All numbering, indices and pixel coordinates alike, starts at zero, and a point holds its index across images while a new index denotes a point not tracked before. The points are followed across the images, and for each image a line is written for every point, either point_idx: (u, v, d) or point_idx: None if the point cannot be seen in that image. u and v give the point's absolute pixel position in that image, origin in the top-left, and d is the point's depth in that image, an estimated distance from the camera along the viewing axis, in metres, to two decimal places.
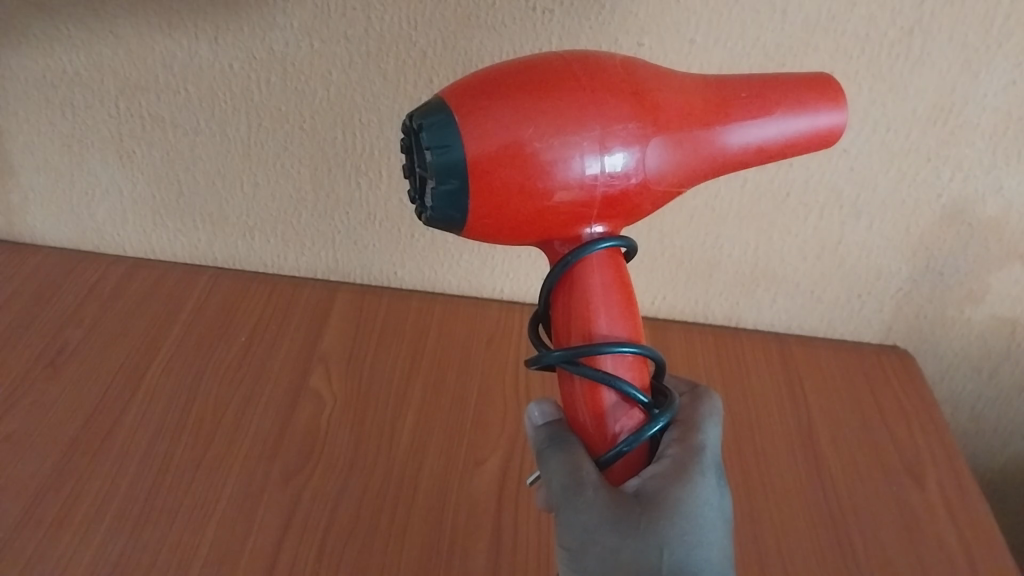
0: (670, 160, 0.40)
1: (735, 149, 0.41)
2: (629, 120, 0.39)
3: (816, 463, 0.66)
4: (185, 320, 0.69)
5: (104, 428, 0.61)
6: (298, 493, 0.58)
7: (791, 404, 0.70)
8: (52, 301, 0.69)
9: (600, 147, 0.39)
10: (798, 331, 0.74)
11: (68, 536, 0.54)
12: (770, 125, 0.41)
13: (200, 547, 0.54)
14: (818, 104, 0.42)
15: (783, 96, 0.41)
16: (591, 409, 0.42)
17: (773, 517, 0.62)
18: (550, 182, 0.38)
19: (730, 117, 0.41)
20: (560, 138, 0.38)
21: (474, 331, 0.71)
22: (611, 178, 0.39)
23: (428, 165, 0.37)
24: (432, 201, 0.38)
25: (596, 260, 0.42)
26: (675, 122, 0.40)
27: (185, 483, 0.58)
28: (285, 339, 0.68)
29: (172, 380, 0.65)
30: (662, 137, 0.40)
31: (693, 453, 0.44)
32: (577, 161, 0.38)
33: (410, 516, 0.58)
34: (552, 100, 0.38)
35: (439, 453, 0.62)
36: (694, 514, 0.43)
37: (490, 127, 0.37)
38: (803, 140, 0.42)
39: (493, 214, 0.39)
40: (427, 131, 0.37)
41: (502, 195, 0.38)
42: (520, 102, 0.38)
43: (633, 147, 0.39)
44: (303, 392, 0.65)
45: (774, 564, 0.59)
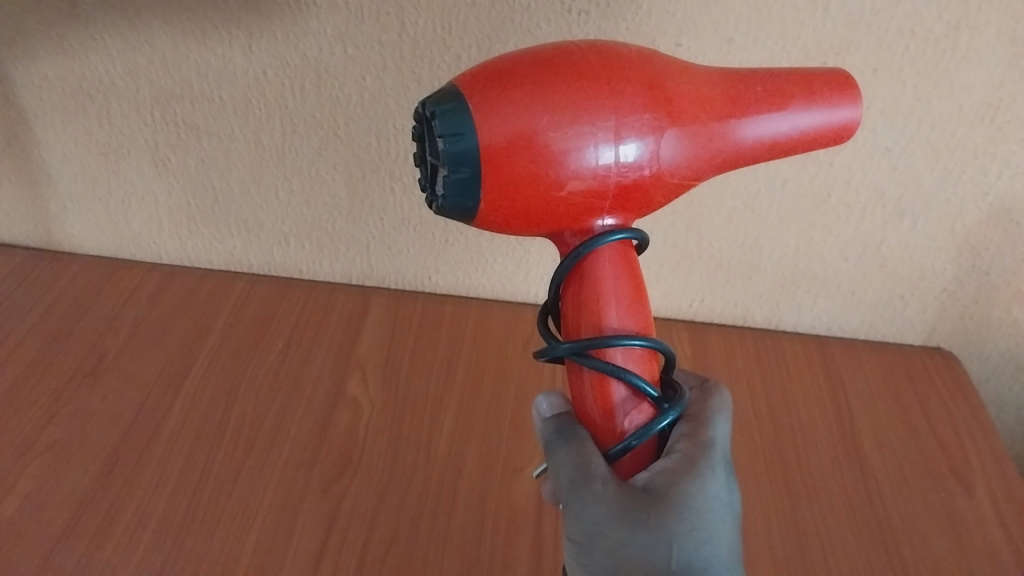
0: (685, 153, 0.40)
1: (748, 142, 0.40)
2: (642, 110, 0.38)
3: (859, 468, 0.64)
4: (223, 326, 0.69)
5: (145, 435, 0.61)
6: (338, 501, 0.58)
7: (833, 406, 0.68)
8: (92, 308, 0.70)
9: (614, 137, 0.38)
10: (840, 333, 0.73)
11: (113, 544, 0.54)
12: (785, 119, 0.40)
13: (242, 556, 0.54)
14: (832, 99, 0.41)
15: (797, 90, 0.41)
16: (605, 402, 0.41)
17: (818, 524, 0.61)
18: (562, 171, 0.38)
19: (745, 110, 0.40)
20: (572, 127, 0.37)
21: (506, 334, 0.70)
22: (624, 169, 0.39)
23: (440, 152, 0.37)
24: (443, 189, 0.38)
25: (607, 253, 0.41)
26: (690, 113, 0.39)
27: (227, 491, 0.58)
28: (321, 344, 0.68)
29: (209, 387, 0.65)
30: (676, 128, 0.39)
31: (701, 449, 0.43)
32: (590, 151, 0.38)
33: (449, 523, 0.57)
34: (565, 89, 0.37)
35: (476, 457, 0.61)
36: (703, 510, 0.42)
37: (504, 115, 0.37)
38: (816, 136, 0.41)
39: (505, 202, 0.38)
40: (440, 118, 0.36)
41: (513, 183, 0.38)
42: (533, 91, 0.37)
43: (646, 138, 0.38)
44: (341, 398, 0.65)
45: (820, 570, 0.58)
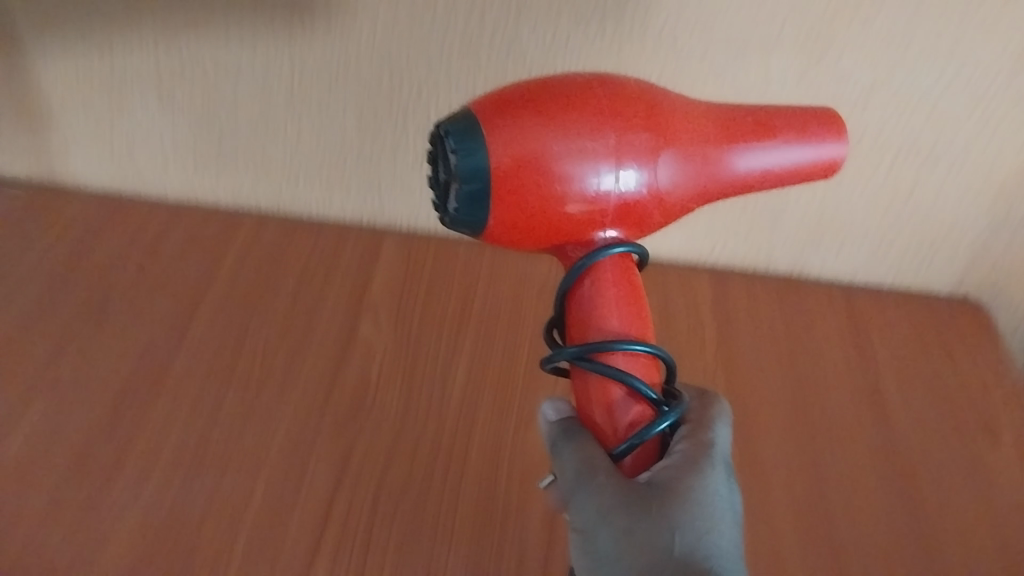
0: (682, 179, 0.38)
1: (742, 174, 0.39)
2: (640, 134, 0.37)
3: (884, 422, 0.63)
4: (231, 266, 0.67)
5: (153, 376, 0.60)
6: (350, 446, 0.56)
7: (856, 355, 0.67)
8: (97, 246, 0.68)
9: (611, 162, 0.37)
10: (864, 282, 0.71)
11: (122, 485, 0.53)
12: (779, 153, 0.39)
13: (253, 499, 0.53)
14: (825, 134, 0.39)
15: (795, 124, 0.39)
16: (607, 407, 0.39)
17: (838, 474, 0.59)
18: (560, 194, 0.37)
19: (742, 141, 0.39)
20: (568, 151, 0.36)
21: (522, 278, 0.68)
22: (622, 193, 0.38)
23: (453, 168, 0.35)
24: (456, 203, 0.36)
25: (609, 266, 0.40)
26: (687, 140, 0.38)
27: (237, 434, 0.57)
28: (333, 284, 0.66)
29: (218, 327, 0.63)
30: (674, 154, 0.38)
31: (702, 450, 0.40)
32: (587, 175, 0.37)
33: (462, 473, 0.56)
34: (564, 115, 0.36)
35: (490, 403, 0.60)
36: (705, 501, 0.39)
37: (504, 137, 0.36)
38: (813, 171, 0.40)
39: (506, 221, 0.37)
40: (452, 136, 0.36)
41: (513, 202, 0.36)
42: (534, 115, 0.36)
43: (643, 164, 0.37)
44: (353, 341, 0.63)
45: (841, 521, 0.56)
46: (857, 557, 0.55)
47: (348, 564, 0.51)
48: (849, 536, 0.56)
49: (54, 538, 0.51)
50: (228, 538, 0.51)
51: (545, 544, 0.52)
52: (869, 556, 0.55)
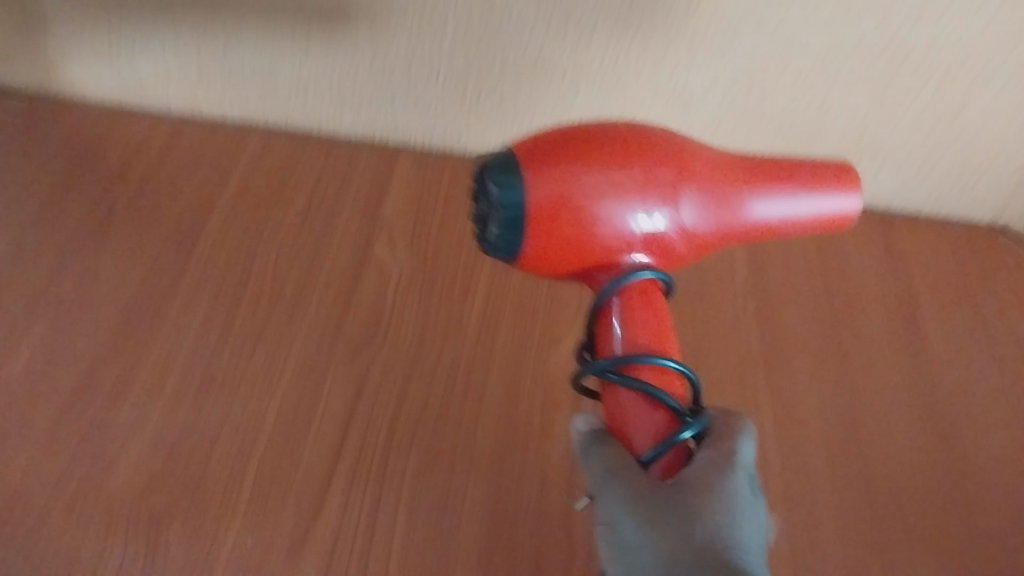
0: (706, 222, 0.38)
1: (762, 223, 0.39)
2: (662, 179, 0.37)
3: (919, 355, 0.60)
4: (239, 182, 0.63)
5: (159, 293, 0.55)
6: (368, 367, 0.53)
7: (893, 284, 0.64)
8: (96, 159, 0.64)
9: (632, 206, 0.37)
10: (899, 209, 0.67)
11: (129, 404, 0.49)
12: (796, 205, 0.39)
13: (268, 419, 0.49)
14: (841, 189, 0.39)
15: (815, 176, 0.39)
16: (634, 425, 0.36)
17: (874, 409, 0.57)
18: (582, 232, 0.37)
19: (761, 189, 0.38)
20: (591, 194, 0.36)
21: None
22: (642, 236, 0.37)
23: (492, 195, 0.35)
24: (496, 230, 0.36)
25: (636, 294, 0.38)
26: (708, 185, 0.38)
27: (248, 353, 0.53)
28: (346, 201, 0.63)
29: (227, 242, 0.59)
30: (692, 199, 0.38)
31: (728, 464, 0.35)
32: (608, 217, 0.37)
33: (483, 392, 0.52)
34: (590, 159, 0.36)
35: (512, 323, 0.56)
36: (724, 493, 0.34)
37: (534, 176, 0.35)
38: (830, 223, 0.39)
39: (536, 252, 0.37)
40: (491, 169, 0.36)
41: (542, 236, 0.36)
42: (563, 158, 0.36)
43: (663, 209, 0.37)
44: (368, 260, 0.59)
45: (876, 458, 0.54)
46: (894, 500, 0.52)
47: (368, 487, 0.47)
48: (887, 478, 0.53)
49: (58, 456, 0.47)
50: (242, 458, 0.48)
51: (570, 465, 0.49)
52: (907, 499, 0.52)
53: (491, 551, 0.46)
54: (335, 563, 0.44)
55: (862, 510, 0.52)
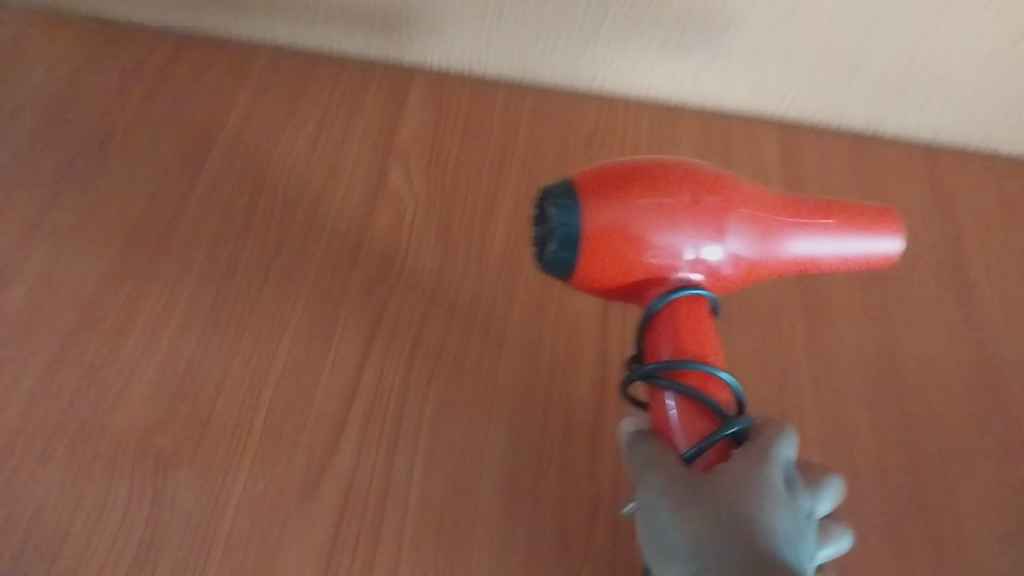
0: (750, 252, 0.37)
1: (805, 258, 0.38)
2: (710, 208, 0.36)
3: (973, 289, 0.55)
4: (245, 104, 0.59)
5: (162, 223, 0.52)
6: (382, 305, 0.49)
7: (944, 217, 0.59)
8: (95, 78, 0.60)
9: (682, 234, 0.36)
10: (945, 142, 0.62)
11: (134, 339, 0.47)
12: (842, 243, 0.38)
13: (278, 357, 0.47)
14: (887, 230, 0.38)
15: (861, 217, 0.38)
16: (678, 429, 0.35)
17: (930, 343, 0.52)
18: (631, 256, 0.36)
19: (808, 224, 0.38)
20: (642, 219, 0.35)
21: (569, 127, 0.61)
22: (689, 262, 0.37)
23: (552, 214, 0.35)
24: (553, 244, 0.35)
25: (684, 303, 0.37)
26: (757, 215, 0.37)
27: (255, 288, 0.50)
28: (359, 127, 0.59)
29: (233, 170, 0.55)
30: (740, 228, 0.37)
31: (762, 465, 0.32)
32: (657, 242, 0.36)
33: (504, 331, 0.49)
34: (642, 187, 0.36)
35: (536, 260, 0.52)
36: (750, 486, 0.31)
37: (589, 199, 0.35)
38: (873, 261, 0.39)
39: (586, 270, 0.36)
40: (553, 193, 0.36)
41: (593, 255, 0.36)
42: (616, 186, 0.35)
43: (712, 237, 0.36)
44: (382, 191, 0.55)
45: (934, 397, 0.49)
46: (952, 443, 0.48)
47: (383, 429, 0.44)
48: (943, 419, 0.48)
49: (62, 393, 0.45)
50: (251, 396, 0.45)
51: (595, 410, 0.46)
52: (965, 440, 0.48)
53: (513, 498, 0.43)
54: (349, 507, 0.42)
55: (915, 451, 0.47)
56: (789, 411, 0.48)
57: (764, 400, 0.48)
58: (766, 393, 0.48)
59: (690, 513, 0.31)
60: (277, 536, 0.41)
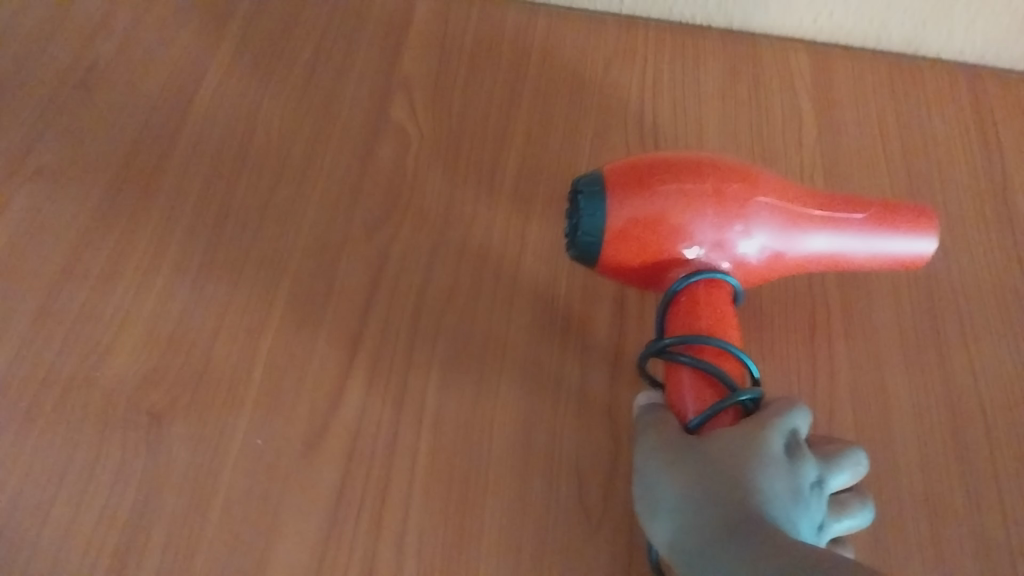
0: (779, 240, 0.38)
1: (830, 254, 0.39)
2: (737, 198, 0.38)
3: (1018, 225, 0.51)
4: (237, 32, 0.55)
5: (151, 162, 0.49)
6: (385, 246, 0.46)
7: (992, 145, 0.54)
8: (77, 6, 0.56)
9: (708, 223, 0.37)
10: (993, 63, 0.57)
11: (123, 287, 0.44)
12: (868, 241, 0.39)
13: (275, 304, 0.44)
14: (914, 230, 0.39)
15: (889, 217, 0.39)
16: (692, 404, 0.35)
17: (970, 287, 0.48)
18: (657, 241, 0.37)
19: (837, 222, 0.39)
20: (667, 207, 0.37)
21: (585, 50, 0.56)
22: (717, 251, 0.38)
23: (579, 199, 0.37)
24: (580, 227, 0.37)
25: (703, 285, 0.38)
26: (785, 210, 0.38)
27: (251, 230, 0.47)
28: (358, 54, 0.55)
29: (225, 104, 0.52)
30: (767, 220, 0.38)
31: (763, 429, 0.31)
32: (683, 230, 0.37)
33: (517, 275, 0.46)
34: (669, 178, 0.37)
35: (549, 198, 0.49)
36: (744, 450, 0.31)
37: (617, 187, 0.37)
38: (900, 259, 0.40)
39: (614, 254, 0.38)
40: (580, 183, 0.38)
41: (620, 238, 0.37)
42: (644, 176, 0.37)
43: (738, 227, 0.38)
44: (384, 124, 0.51)
45: (976, 343, 0.46)
46: (994, 390, 0.44)
47: (388, 381, 0.42)
48: (984, 366, 0.45)
49: (49, 345, 0.42)
50: (248, 348, 0.43)
51: (612, 360, 0.43)
52: (1011, 387, 0.44)
53: (526, 452, 0.40)
54: (352, 464, 0.40)
55: (954, 401, 0.44)
56: (819, 359, 0.45)
57: (791, 350, 0.45)
58: (793, 341, 0.45)
59: (680, 472, 0.32)
60: (277, 494, 0.39)
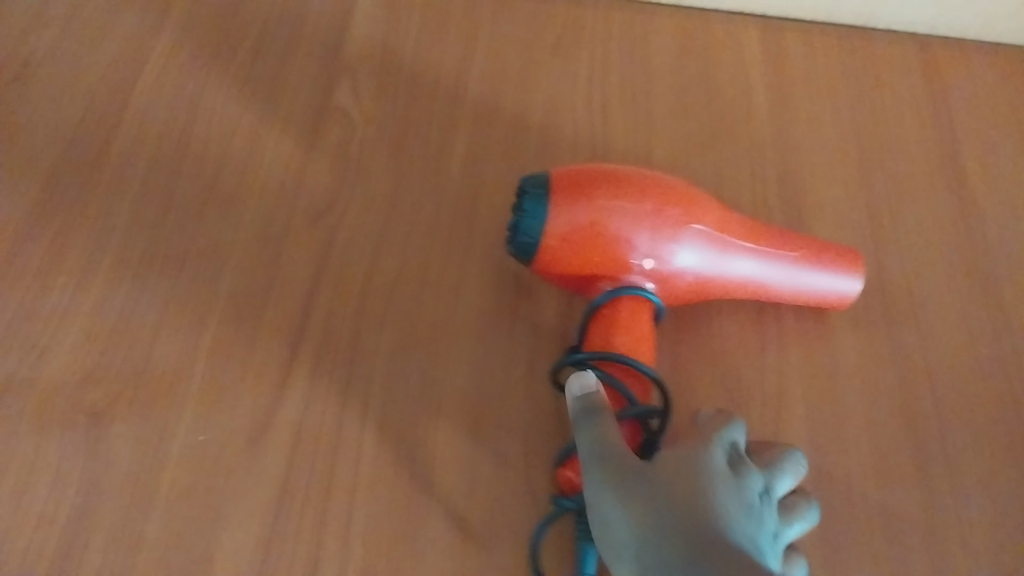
0: (713, 264, 0.40)
1: (756, 280, 0.42)
2: (675, 224, 0.39)
3: (965, 195, 0.51)
4: (178, 20, 0.54)
5: (90, 155, 0.48)
6: (331, 233, 0.46)
7: (940, 114, 0.54)
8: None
9: (644, 243, 0.39)
10: (944, 34, 0.57)
11: (62, 284, 0.43)
12: (792, 273, 0.42)
13: (218, 297, 0.43)
14: (837, 267, 0.43)
15: (817, 254, 0.42)
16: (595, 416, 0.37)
17: (911, 259, 0.48)
18: (591, 254, 0.39)
19: (767, 252, 0.41)
20: (605, 223, 0.38)
21: (534, 30, 0.55)
22: (648, 270, 0.40)
23: (522, 200, 0.39)
24: (520, 227, 0.39)
25: (628, 301, 0.40)
26: (721, 239, 0.40)
27: (193, 222, 0.46)
28: (303, 39, 0.54)
29: (167, 94, 0.51)
30: (702, 248, 0.40)
31: (707, 446, 0.33)
32: (618, 248, 0.39)
33: (466, 260, 0.45)
34: (612, 196, 0.39)
35: (497, 182, 0.48)
36: (695, 470, 0.31)
37: (561, 198, 0.38)
38: (821, 292, 0.43)
39: (550, 260, 0.39)
40: (527, 184, 0.39)
41: (557, 247, 0.39)
42: (588, 191, 0.39)
43: (673, 251, 0.39)
44: (329, 109, 0.51)
45: (906, 315, 0.46)
46: (941, 361, 0.45)
47: (335, 371, 0.41)
48: (930, 337, 0.45)
49: None
50: (192, 340, 0.42)
51: (559, 343, 0.43)
52: (952, 357, 0.45)
53: (474, 438, 0.40)
54: (298, 458, 0.39)
55: (902, 372, 0.44)
56: (768, 335, 0.45)
57: (741, 326, 0.45)
58: (743, 318, 0.45)
59: (637, 501, 0.31)
60: (222, 487, 0.38)
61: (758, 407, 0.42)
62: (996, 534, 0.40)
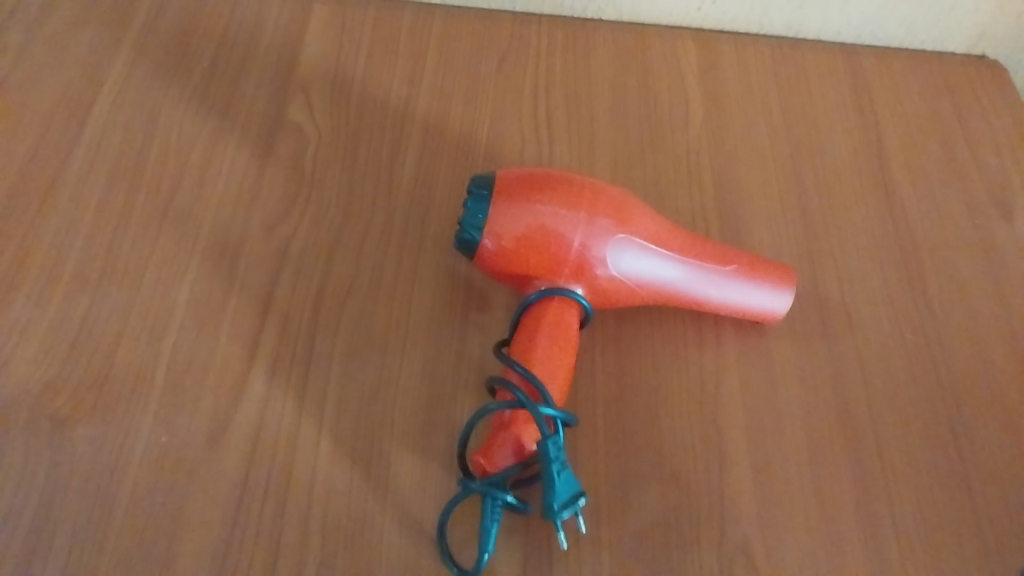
0: (642, 270, 0.42)
1: (685, 289, 0.44)
2: (608, 232, 0.41)
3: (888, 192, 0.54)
4: (134, 43, 0.56)
5: (47, 174, 0.49)
6: (284, 243, 0.47)
7: (864, 118, 0.57)
8: None
9: (576, 248, 0.41)
10: (870, 42, 0.61)
11: (21, 300, 0.44)
12: (721, 286, 0.44)
13: (177, 307, 0.45)
14: (767, 284, 0.44)
15: (748, 270, 0.44)
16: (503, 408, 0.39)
17: (838, 255, 0.51)
18: (525, 256, 0.41)
19: (697, 263, 0.43)
20: (540, 227, 0.41)
21: (480, 45, 0.58)
22: (579, 274, 0.42)
23: (467, 197, 0.41)
24: (462, 221, 0.41)
25: (557, 303, 0.42)
26: (650, 249, 0.42)
27: (152, 237, 0.47)
28: (257, 60, 0.55)
29: (123, 114, 0.52)
30: (631, 256, 0.42)
31: None
32: (552, 251, 0.41)
33: (415, 265, 0.47)
34: (550, 203, 0.41)
35: (445, 191, 0.50)
36: None
37: (502, 201, 0.41)
38: (750, 307, 0.45)
39: (488, 258, 0.42)
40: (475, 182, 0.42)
41: (494, 246, 0.41)
42: (528, 197, 0.41)
43: (603, 258, 0.41)
44: (282, 125, 0.52)
45: (839, 309, 0.49)
46: (869, 347, 0.48)
47: (291, 374, 0.43)
48: (859, 325, 0.48)
49: None
50: (151, 348, 0.43)
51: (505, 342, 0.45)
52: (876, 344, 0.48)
53: (425, 433, 0.42)
54: (257, 458, 0.41)
55: (833, 359, 0.47)
56: (704, 327, 0.47)
57: (679, 320, 0.47)
58: (681, 313, 0.48)
59: None
60: (183, 488, 0.40)
61: (696, 396, 0.45)
62: (921, 508, 0.43)
